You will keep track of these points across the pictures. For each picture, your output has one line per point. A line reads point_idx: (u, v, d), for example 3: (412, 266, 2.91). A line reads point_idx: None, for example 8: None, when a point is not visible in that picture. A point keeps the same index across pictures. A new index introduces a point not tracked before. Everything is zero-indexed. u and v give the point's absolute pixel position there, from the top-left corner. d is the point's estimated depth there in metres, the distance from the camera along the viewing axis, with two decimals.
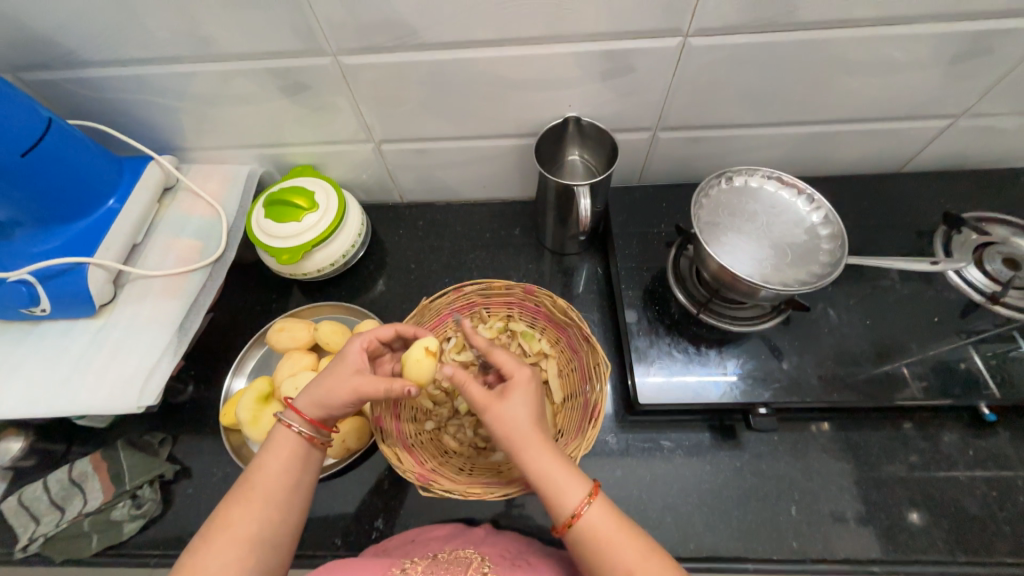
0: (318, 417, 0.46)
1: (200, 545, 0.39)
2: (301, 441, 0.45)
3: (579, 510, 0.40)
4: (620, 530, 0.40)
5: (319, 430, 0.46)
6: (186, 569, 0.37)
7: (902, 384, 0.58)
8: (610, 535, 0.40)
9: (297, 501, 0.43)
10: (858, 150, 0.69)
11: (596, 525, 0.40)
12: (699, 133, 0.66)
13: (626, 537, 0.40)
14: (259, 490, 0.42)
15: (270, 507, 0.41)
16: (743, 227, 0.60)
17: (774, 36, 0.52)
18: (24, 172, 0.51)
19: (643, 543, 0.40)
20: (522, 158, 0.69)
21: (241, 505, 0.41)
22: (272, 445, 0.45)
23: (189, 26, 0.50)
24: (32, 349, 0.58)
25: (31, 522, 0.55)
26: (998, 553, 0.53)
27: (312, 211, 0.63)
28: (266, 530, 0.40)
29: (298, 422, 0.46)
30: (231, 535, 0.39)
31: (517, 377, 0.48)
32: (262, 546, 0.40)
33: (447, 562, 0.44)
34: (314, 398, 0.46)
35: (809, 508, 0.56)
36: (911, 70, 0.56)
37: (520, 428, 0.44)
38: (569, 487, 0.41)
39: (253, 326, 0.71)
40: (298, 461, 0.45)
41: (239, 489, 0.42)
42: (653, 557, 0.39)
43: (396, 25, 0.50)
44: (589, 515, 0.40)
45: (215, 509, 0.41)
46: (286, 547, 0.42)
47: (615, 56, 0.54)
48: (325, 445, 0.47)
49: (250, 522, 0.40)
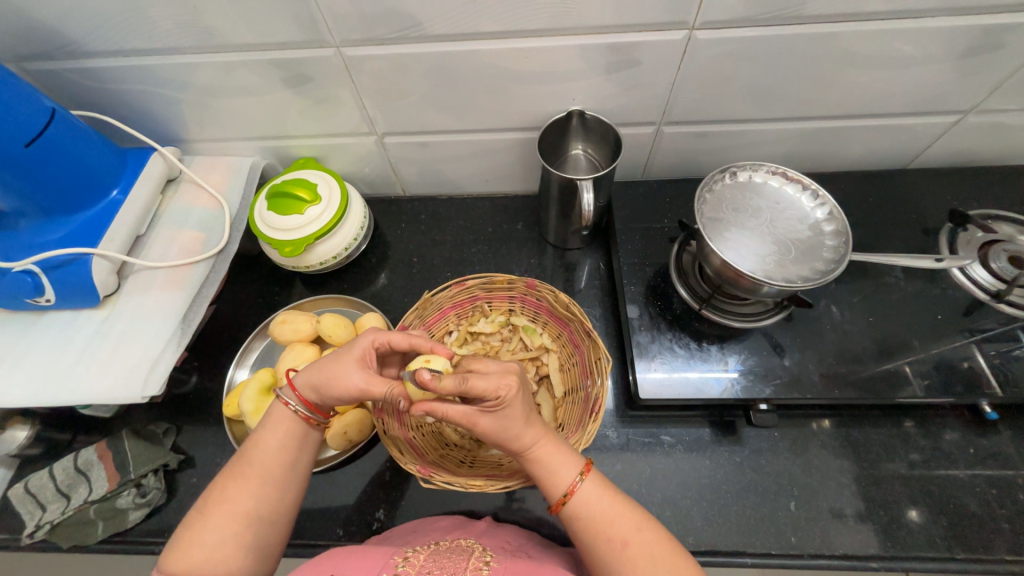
0: (313, 399, 0.46)
1: (199, 518, 0.41)
2: (297, 419, 0.45)
3: (572, 486, 0.42)
4: (615, 503, 0.41)
5: (315, 412, 0.46)
6: (188, 539, 0.40)
7: (904, 382, 0.58)
8: (606, 508, 0.41)
9: (293, 478, 0.44)
10: (865, 146, 0.69)
11: (591, 500, 0.41)
12: (703, 129, 0.65)
13: (622, 509, 0.41)
14: (256, 467, 0.43)
15: (266, 483, 0.42)
16: (747, 222, 0.60)
17: (781, 30, 0.51)
18: (28, 162, 0.51)
19: (637, 516, 0.41)
20: (525, 152, 0.69)
21: (239, 481, 0.42)
22: (270, 421, 0.45)
23: (192, 16, 0.50)
24: (37, 339, 0.58)
25: (36, 509, 0.55)
26: (997, 551, 0.53)
27: (315, 204, 0.63)
28: (262, 506, 0.42)
29: (294, 400, 0.46)
30: (228, 511, 0.41)
31: (504, 393, 0.41)
32: (259, 521, 0.41)
33: (448, 550, 0.45)
34: (314, 379, 0.45)
35: (808, 504, 0.56)
36: (920, 64, 0.55)
37: (512, 431, 0.42)
38: (562, 467, 0.42)
39: (256, 318, 0.72)
40: (295, 439, 0.45)
41: (238, 465, 0.43)
42: (647, 528, 0.40)
43: (400, 17, 0.50)
44: (583, 491, 0.42)
45: (215, 482, 0.42)
46: (283, 521, 0.43)
47: (620, 49, 0.53)
48: (321, 427, 0.47)
49: (247, 498, 0.41)
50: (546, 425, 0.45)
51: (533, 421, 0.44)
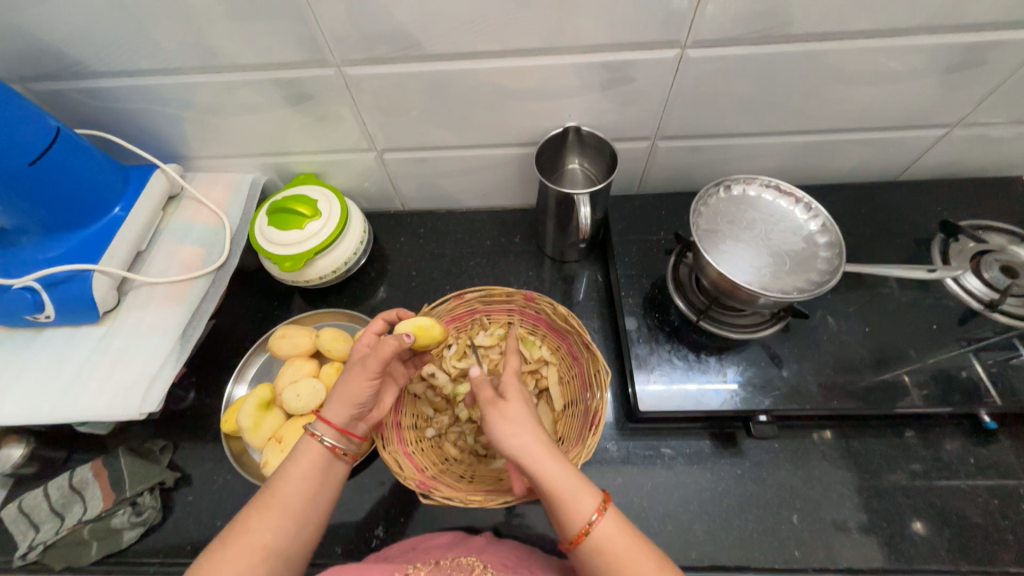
0: (346, 420, 0.47)
1: (217, 548, 0.39)
2: (324, 450, 0.45)
3: (590, 522, 0.40)
4: (632, 543, 0.40)
5: (342, 440, 0.47)
6: (201, 570, 0.38)
7: (903, 391, 0.58)
8: (623, 549, 0.39)
9: (313, 513, 0.43)
10: (856, 159, 0.70)
11: (608, 538, 0.40)
12: (697, 143, 0.66)
13: (639, 544, 0.40)
14: (278, 498, 0.42)
15: (287, 516, 0.42)
16: (742, 234, 0.61)
17: (769, 48, 0.53)
18: (32, 181, 0.51)
19: (655, 556, 0.40)
20: (523, 167, 0.70)
21: (261, 511, 0.41)
22: (297, 454, 0.45)
23: (196, 37, 0.51)
24: (35, 355, 0.58)
25: (30, 529, 0.55)
26: (1002, 563, 0.53)
27: (314, 219, 0.63)
28: (281, 540, 0.41)
29: (325, 433, 0.46)
30: (248, 542, 0.39)
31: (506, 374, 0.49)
32: (275, 556, 0.40)
33: (449, 568, 0.44)
34: (349, 395, 0.47)
35: (811, 516, 0.56)
36: (906, 80, 0.57)
37: (522, 432, 0.43)
38: (580, 498, 0.40)
39: (255, 333, 0.72)
40: (319, 473, 0.45)
41: (261, 496, 0.42)
42: (665, 570, 0.39)
43: (399, 37, 0.51)
44: (600, 527, 0.40)
45: (236, 515, 0.41)
46: (297, 559, 0.42)
47: (615, 67, 0.54)
48: (347, 458, 0.48)
49: (267, 530, 0.40)
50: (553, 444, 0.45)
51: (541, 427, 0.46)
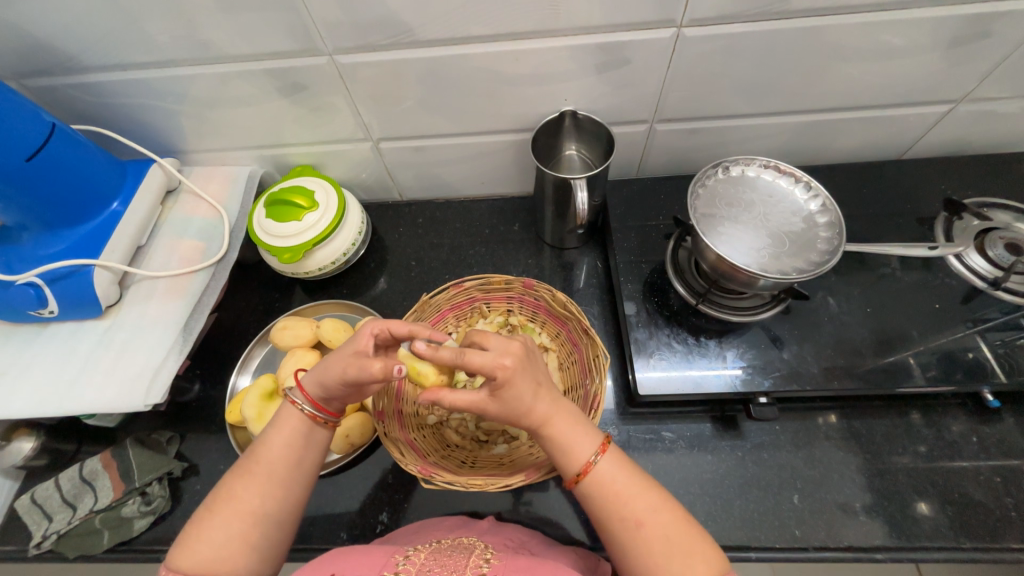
0: (319, 396, 0.46)
1: (207, 516, 0.41)
2: (303, 417, 0.45)
3: (589, 463, 0.43)
4: (632, 483, 0.42)
5: (321, 410, 0.46)
6: (192, 538, 0.40)
7: (905, 372, 0.57)
8: (622, 488, 0.42)
9: (299, 477, 0.44)
10: (858, 138, 0.69)
11: (606, 478, 0.42)
12: (696, 125, 0.66)
13: (638, 490, 0.42)
14: (263, 465, 0.43)
15: (272, 482, 0.42)
16: (741, 216, 0.60)
17: (767, 26, 0.52)
18: (30, 177, 0.52)
19: (654, 496, 0.42)
20: (521, 153, 0.70)
21: (246, 478, 0.42)
22: (278, 421, 0.46)
23: (188, 29, 0.51)
24: (42, 350, 0.59)
25: (43, 520, 0.56)
26: (1005, 540, 0.53)
27: (313, 210, 0.63)
28: (268, 504, 0.42)
29: (302, 400, 0.46)
30: (236, 509, 0.41)
31: (499, 371, 0.42)
32: (264, 520, 0.41)
33: (450, 549, 0.45)
34: (320, 373, 0.45)
35: (812, 497, 0.56)
36: (909, 55, 0.56)
37: (522, 410, 0.43)
38: (577, 444, 0.43)
39: (257, 325, 0.72)
40: (300, 438, 0.45)
41: (246, 463, 0.43)
42: (664, 509, 0.41)
43: (391, 24, 0.50)
44: (599, 468, 0.43)
45: (221, 482, 0.42)
46: (289, 522, 0.43)
47: (610, 49, 0.54)
48: (329, 426, 0.47)
49: (254, 496, 0.41)
50: (558, 395, 0.45)
51: (543, 400, 0.44)
